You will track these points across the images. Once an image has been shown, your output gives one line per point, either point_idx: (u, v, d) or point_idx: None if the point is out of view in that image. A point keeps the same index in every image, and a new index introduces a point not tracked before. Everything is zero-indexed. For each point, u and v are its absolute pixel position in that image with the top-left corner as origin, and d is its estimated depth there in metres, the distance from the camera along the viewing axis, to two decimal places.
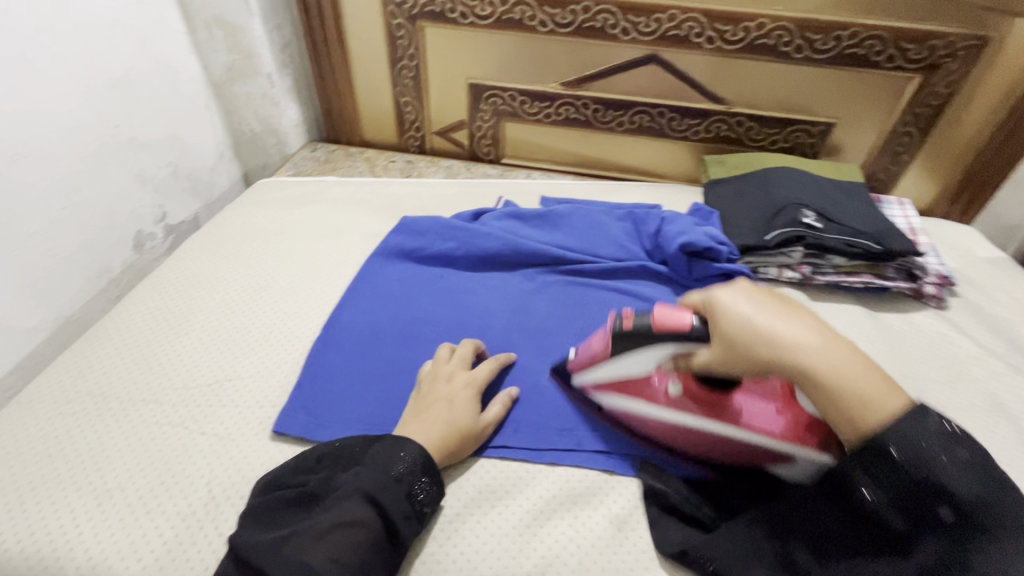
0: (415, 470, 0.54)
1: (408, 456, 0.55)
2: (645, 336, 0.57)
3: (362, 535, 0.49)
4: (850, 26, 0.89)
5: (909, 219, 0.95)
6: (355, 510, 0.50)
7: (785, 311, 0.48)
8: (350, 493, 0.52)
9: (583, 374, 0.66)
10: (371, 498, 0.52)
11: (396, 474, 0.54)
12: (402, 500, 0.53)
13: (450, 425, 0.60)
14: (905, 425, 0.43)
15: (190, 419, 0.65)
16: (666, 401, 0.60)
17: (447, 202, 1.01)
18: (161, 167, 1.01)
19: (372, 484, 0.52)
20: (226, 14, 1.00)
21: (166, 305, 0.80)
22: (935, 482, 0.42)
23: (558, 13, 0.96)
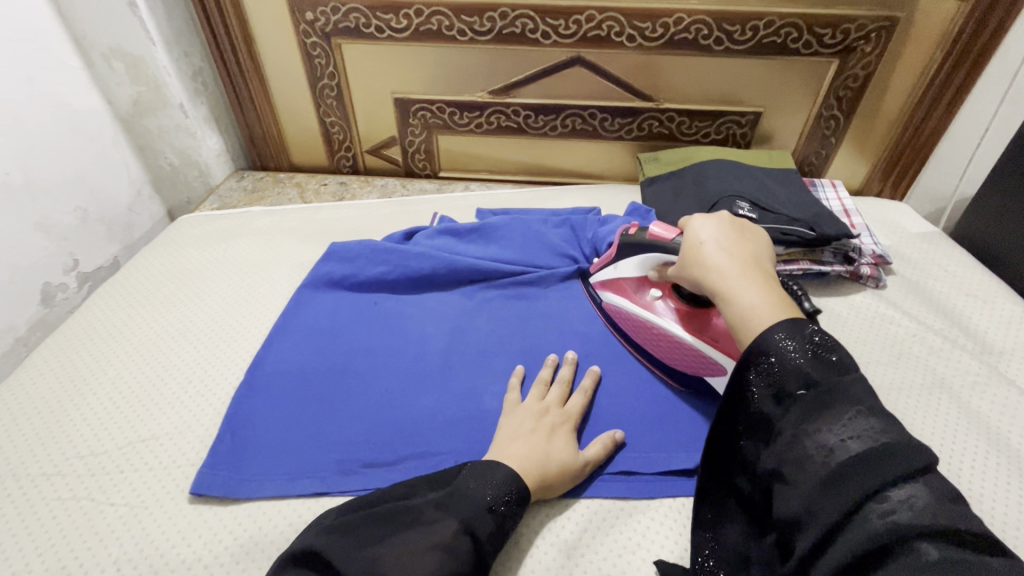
0: (506, 498, 0.52)
1: (502, 483, 0.53)
2: (641, 242, 0.69)
3: (452, 562, 0.47)
4: (765, 15, 0.89)
5: (842, 201, 0.96)
6: (448, 532, 0.48)
7: (725, 246, 0.57)
8: (442, 519, 0.50)
9: (599, 276, 0.78)
10: (464, 523, 0.49)
11: (492, 505, 0.51)
12: (493, 531, 0.50)
13: (547, 455, 0.57)
14: (787, 340, 0.47)
15: (99, 490, 0.59)
16: (644, 304, 0.70)
17: (381, 223, 0.97)
18: (67, 213, 0.94)
19: (466, 512, 0.50)
20: (127, 44, 0.94)
21: (72, 360, 0.74)
22: (781, 362, 0.46)
23: (476, 21, 0.93)
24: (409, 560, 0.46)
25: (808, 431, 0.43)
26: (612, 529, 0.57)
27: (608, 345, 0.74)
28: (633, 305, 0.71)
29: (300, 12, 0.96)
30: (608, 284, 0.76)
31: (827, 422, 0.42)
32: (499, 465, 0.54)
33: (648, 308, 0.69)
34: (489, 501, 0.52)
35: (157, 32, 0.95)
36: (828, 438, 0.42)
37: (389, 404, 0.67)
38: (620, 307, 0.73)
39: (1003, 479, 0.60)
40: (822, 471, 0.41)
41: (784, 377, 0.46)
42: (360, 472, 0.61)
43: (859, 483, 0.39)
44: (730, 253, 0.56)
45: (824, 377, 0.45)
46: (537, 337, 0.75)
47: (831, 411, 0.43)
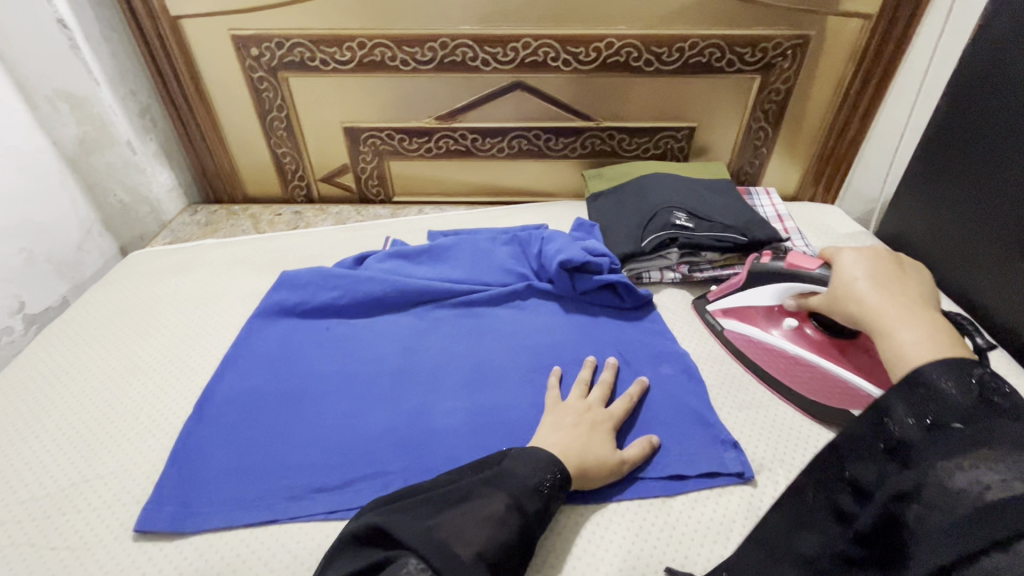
0: (551, 483, 0.54)
1: (547, 467, 0.55)
2: (776, 272, 0.71)
3: (503, 534, 0.49)
4: (688, 37, 0.95)
5: (776, 207, 1.01)
6: (500, 508, 0.51)
7: (884, 277, 0.57)
8: (495, 494, 0.52)
9: (723, 301, 0.80)
10: (513, 502, 0.52)
11: (540, 488, 0.54)
12: (538, 510, 0.53)
13: (586, 446, 0.59)
14: (938, 368, 0.41)
15: (40, 534, 0.58)
16: (779, 333, 0.73)
17: (333, 250, 0.99)
18: (11, 255, 0.92)
19: (516, 490, 0.53)
20: (71, 85, 0.95)
21: (14, 404, 0.72)
22: (939, 399, 0.39)
23: (418, 52, 0.97)
24: (470, 528, 0.49)
25: (952, 466, 0.36)
26: (557, 536, 0.58)
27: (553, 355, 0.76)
28: (767, 333, 0.74)
29: (245, 48, 0.99)
30: (733, 310, 0.79)
31: (972, 458, 0.35)
32: (540, 449, 0.57)
33: (785, 339, 0.72)
34: (537, 482, 0.54)
35: (100, 73, 0.96)
36: (970, 480, 0.34)
37: (338, 428, 0.68)
38: (749, 334, 0.76)
39: None
40: (967, 511, 0.33)
41: (934, 407, 0.39)
42: (307, 496, 0.61)
43: (1006, 523, 0.31)
44: (890, 284, 0.56)
45: (986, 420, 0.37)
46: (485, 353, 0.77)
47: (990, 451, 0.35)
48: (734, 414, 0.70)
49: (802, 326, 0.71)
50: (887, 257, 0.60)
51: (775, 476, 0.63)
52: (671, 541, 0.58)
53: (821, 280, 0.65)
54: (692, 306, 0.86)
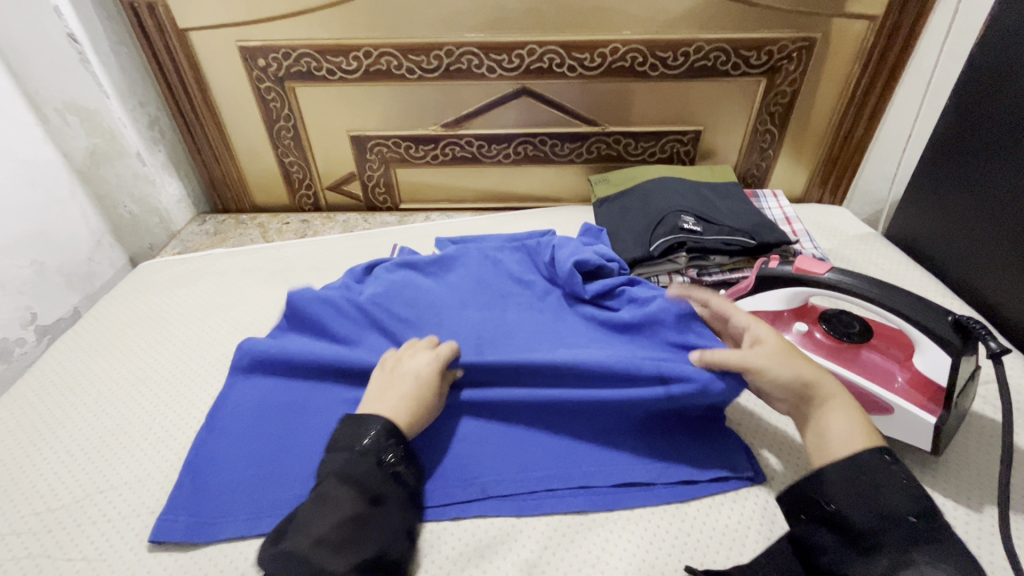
0: (381, 445, 0.55)
1: (374, 434, 0.55)
2: (787, 277, 0.70)
3: (345, 513, 0.50)
4: (693, 42, 0.95)
5: (783, 209, 1.01)
6: (331, 491, 0.51)
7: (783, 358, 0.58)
8: (329, 483, 0.52)
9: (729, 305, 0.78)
10: (342, 477, 0.52)
11: (369, 453, 0.54)
12: (373, 471, 0.53)
13: (403, 407, 0.58)
14: (867, 456, 0.50)
15: (55, 545, 0.58)
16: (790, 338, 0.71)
17: (342, 258, 1.00)
18: (23, 267, 0.93)
19: (345, 468, 0.53)
20: (82, 99, 0.96)
21: (27, 416, 0.72)
22: (882, 498, 0.48)
23: (424, 60, 0.98)
24: (317, 525, 0.49)
25: (908, 560, 0.45)
26: (572, 543, 0.58)
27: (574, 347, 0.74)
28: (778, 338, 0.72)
29: (252, 59, 0.99)
30: None
31: (924, 559, 0.44)
32: (368, 418, 0.56)
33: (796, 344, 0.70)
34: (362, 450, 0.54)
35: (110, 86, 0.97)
36: None
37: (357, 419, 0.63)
38: None
39: (935, 463, 0.63)
40: None
41: (891, 504, 0.47)
42: None
43: None
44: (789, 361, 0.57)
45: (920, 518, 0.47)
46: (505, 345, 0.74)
47: (933, 552, 0.45)
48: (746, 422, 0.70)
49: (812, 332, 0.71)
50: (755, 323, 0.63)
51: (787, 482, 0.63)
52: (687, 548, 0.57)
53: (836, 287, 0.66)
54: None
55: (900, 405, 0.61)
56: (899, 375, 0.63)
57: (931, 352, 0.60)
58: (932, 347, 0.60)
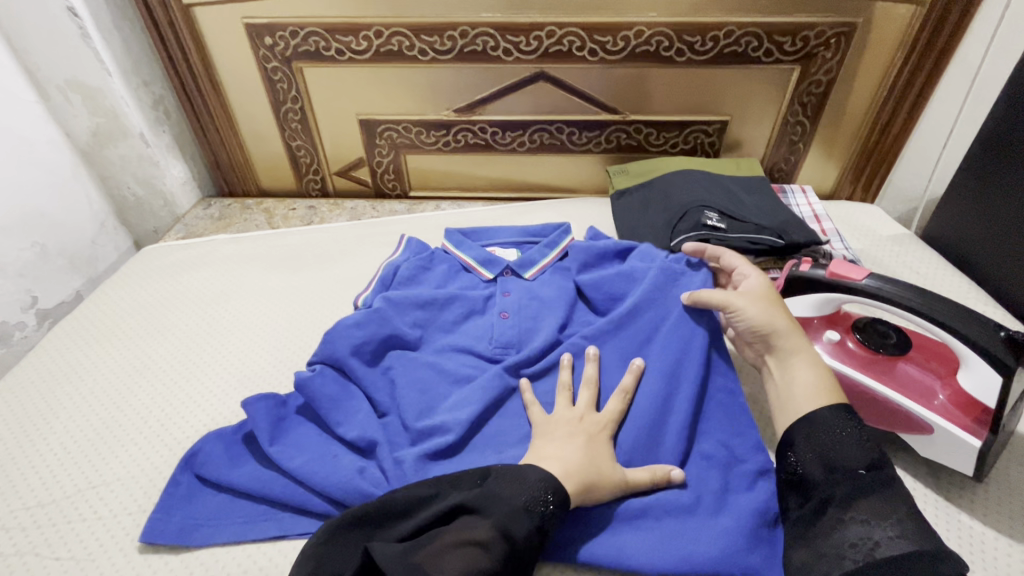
0: (539, 499, 0.50)
1: (534, 478, 0.51)
2: (819, 281, 0.66)
3: (481, 563, 0.45)
4: (724, 25, 0.89)
5: (813, 206, 0.95)
6: (479, 531, 0.47)
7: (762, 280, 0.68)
8: (477, 523, 0.48)
9: None
10: (498, 523, 0.48)
11: (526, 506, 0.49)
12: (527, 532, 0.48)
13: (587, 463, 0.55)
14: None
15: (45, 542, 0.56)
16: (820, 347, 0.67)
17: (348, 247, 0.96)
18: (23, 249, 0.91)
19: (503, 514, 0.48)
20: (83, 76, 0.93)
21: (23, 405, 0.71)
22: None
23: (437, 41, 0.93)
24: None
25: None
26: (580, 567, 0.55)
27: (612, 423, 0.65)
28: None
29: (258, 37, 0.95)
30: None
31: None
32: (531, 468, 0.52)
33: (826, 352, 0.66)
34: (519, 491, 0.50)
35: (112, 62, 0.93)
36: None
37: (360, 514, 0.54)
38: None
39: (974, 488, 0.58)
40: None
41: None
42: (317, 507, 0.57)
43: None
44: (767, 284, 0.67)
45: None
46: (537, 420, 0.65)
47: None
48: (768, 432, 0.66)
49: (844, 341, 0.66)
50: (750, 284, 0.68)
51: None
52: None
53: (875, 293, 0.61)
54: None
55: (940, 424, 0.56)
56: (939, 391, 0.59)
57: (979, 370, 0.55)
58: (980, 363, 0.55)
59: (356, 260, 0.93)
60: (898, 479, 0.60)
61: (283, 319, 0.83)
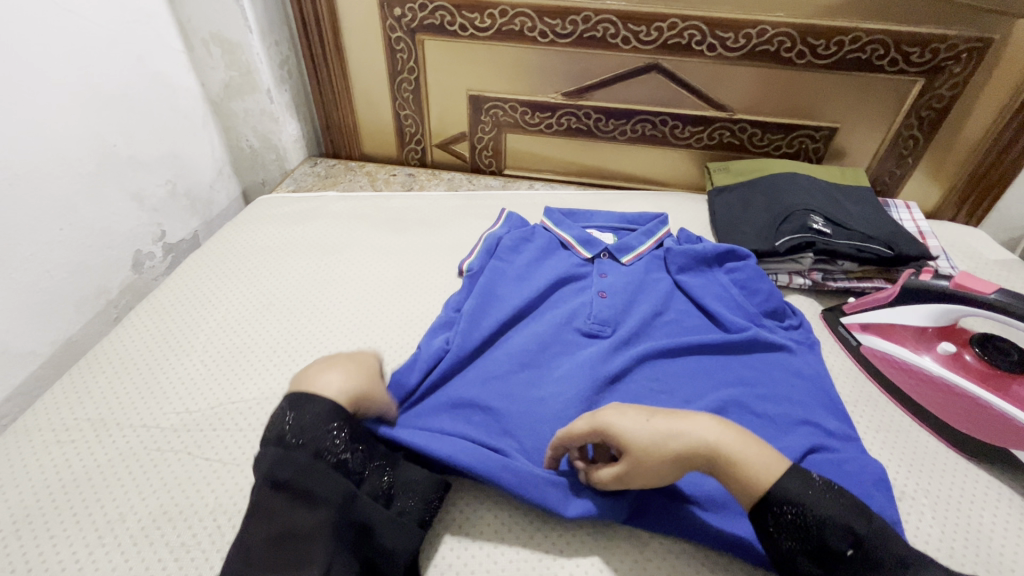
0: (311, 428, 0.49)
1: (308, 414, 0.50)
2: (943, 293, 0.67)
3: (279, 528, 0.46)
4: (851, 30, 0.88)
5: (918, 222, 0.95)
6: (264, 501, 0.47)
7: (636, 407, 0.54)
8: (263, 495, 0.47)
9: (859, 315, 0.77)
10: (278, 480, 0.47)
11: (321, 448, 0.49)
12: (307, 464, 0.48)
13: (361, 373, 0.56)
14: None
15: (194, 445, 0.62)
16: (930, 355, 0.70)
17: (450, 215, 1.01)
18: (159, 186, 1.00)
19: (274, 466, 0.47)
20: (226, 31, 0.99)
21: (165, 324, 0.78)
22: None
23: (558, 24, 0.95)
24: (276, 537, 0.45)
25: None
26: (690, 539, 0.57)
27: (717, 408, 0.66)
28: (915, 354, 0.71)
29: (388, 8, 1.00)
30: (873, 327, 0.75)
31: None
32: (303, 396, 0.51)
33: (937, 361, 0.69)
34: (281, 431, 0.49)
35: (254, 21, 1.00)
36: None
37: (467, 463, 0.56)
38: (889, 353, 0.72)
39: None
40: None
41: None
42: None
43: None
44: (644, 409, 0.54)
45: None
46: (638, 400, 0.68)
47: None
48: (871, 433, 0.66)
49: (961, 354, 0.69)
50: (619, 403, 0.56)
51: (921, 503, 0.58)
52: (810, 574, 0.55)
53: (1005, 309, 0.61)
54: (820, 316, 0.82)
55: None
56: None
57: None
58: None
59: (458, 228, 0.97)
60: (1007, 495, 0.59)
61: (391, 276, 0.88)
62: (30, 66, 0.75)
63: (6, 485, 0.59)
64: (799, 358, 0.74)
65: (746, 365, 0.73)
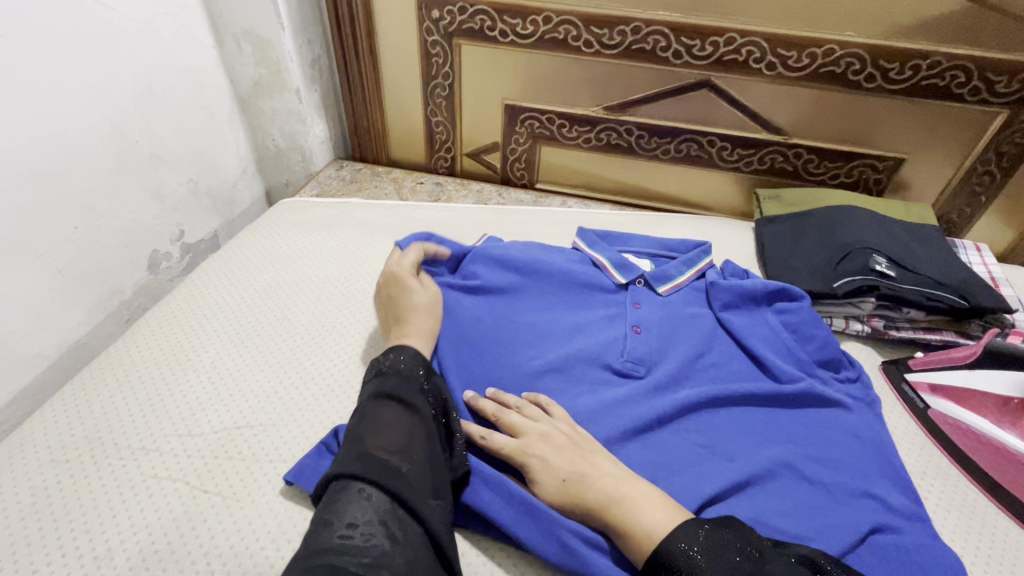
0: (426, 375, 0.57)
1: (417, 361, 0.58)
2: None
3: (405, 437, 0.49)
4: (930, 54, 0.80)
5: (989, 267, 0.86)
6: (394, 412, 0.51)
7: (564, 452, 0.57)
8: (393, 409, 0.51)
9: (926, 374, 0.72)
10: (407, 400, 0.53)
11: (424, 384, 0.56)
12: (427, 399, 0.55)
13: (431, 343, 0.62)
14: None
15: (194, 474, 0.58)
16: (1012, 430, 0.65)
17: (477, 230, 0.96)
18: (180, 184, 0.96)
19: (407, 387, 0.54)
20: (257, 27, 0.95)
21: (175, 333, 0.74)
22: None
23: (606, 34, 0.89)
24: (381, 431, 0.49)
25: None
26: None
27: (768, 473, 0.59)
28: (994, 427, 0.65)
29: (427, 10, 0.95)
30: (943, 391, 0.70)
31: None
32: (413, 348, 0.59)
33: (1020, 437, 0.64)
34: (390, 365, 0.56)
35: (286, 17, 0.96)
36: None
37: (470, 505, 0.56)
38: (962, 422, 0.67)
39: None
40: None
41: None
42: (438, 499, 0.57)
43: None
44: (570, 457, 0.56)
45: None
46: (676, 459, 0.61)
47: None
48: (942, 513, 0.58)
49: None
50: (547, 422, 0.60)
51: None
52: None
53: None
54: (880, 367, 0.75)
55: None
56: None
57: None
58: None
59: None
60: None
61: None
62: (52, 58, 0.72)
63: None
64: (857, 418, 0.66)
65: (797, 422, 0.66)
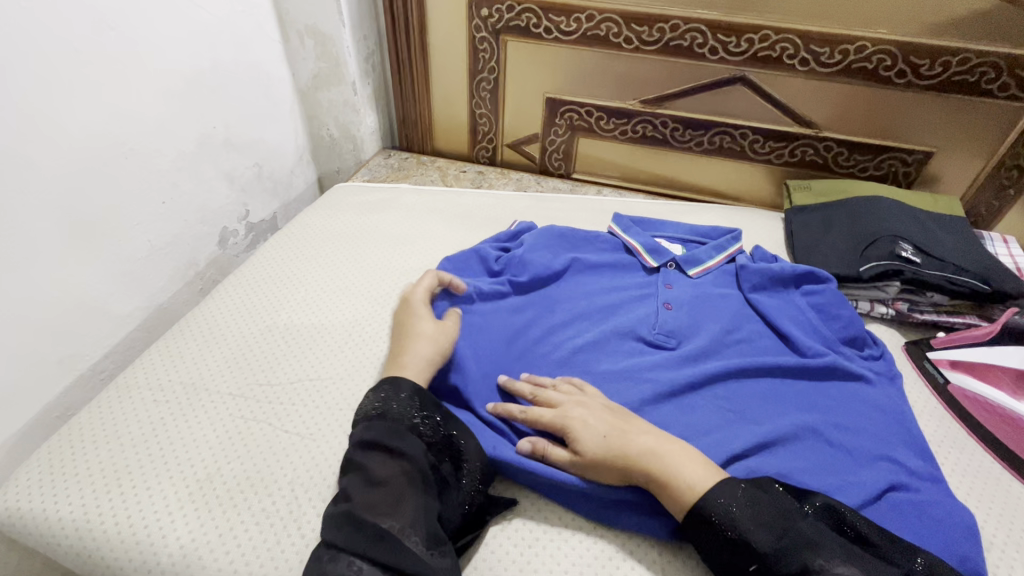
0: (413, 412, 0.59)
1: (404, 399, 0.60)
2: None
3: (397, 490, 0.53)
4: (961, 51, 0.84)
5: (1015, 258, 0.89)
6: (382, 464, 0.54)
7: (600, 415, 0.61)
8: (382, 460, 0.55)
9: (948, 352, 0.76)
10: (394, 448, 0.55)
11: (413, 422, 0.58)
12: (418, 442, 0.57)
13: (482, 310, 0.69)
14: None
15: (275, 416, 0.66)
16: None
17: (518, 214, 1.02)
18: (248, 167, 1.05)
19: (391, 434, 0.56)
20: (319, 24, 1.03)
21: (250, 298, 0.83)
22: None
23: (645, 31, 0.95)
24: (371, 487, 0.53)
25: None
26: None
27: (793, 435, 0.64)
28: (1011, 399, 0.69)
29: (476, 8, 1.02)
30: (963, 365, 0.74)
31: None
32: (404, 385, 0.61)
33: None
34: (379, 408, 0.59)
35: (346, 15, 1.04)
36: None
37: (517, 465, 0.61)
38: (980, 394, 0.71)
39: None
40: None
41: None
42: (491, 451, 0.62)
43: None
44: (607, 419, 0.61)
45: None
46: (707, 421, 0.66)
47: None
48: (958, 477, 0.63)
49: None
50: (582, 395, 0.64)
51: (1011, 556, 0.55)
52: None
53: None
54: (903, 348, 0.79)
55: None
56: None
57: None
58: None
59: None
60: None
61: None
62: (150, 50, 0.81)
63: (109, 436, 0.64)
64: (877, 390, 0.71)
65: (821, 391, 0.70)
